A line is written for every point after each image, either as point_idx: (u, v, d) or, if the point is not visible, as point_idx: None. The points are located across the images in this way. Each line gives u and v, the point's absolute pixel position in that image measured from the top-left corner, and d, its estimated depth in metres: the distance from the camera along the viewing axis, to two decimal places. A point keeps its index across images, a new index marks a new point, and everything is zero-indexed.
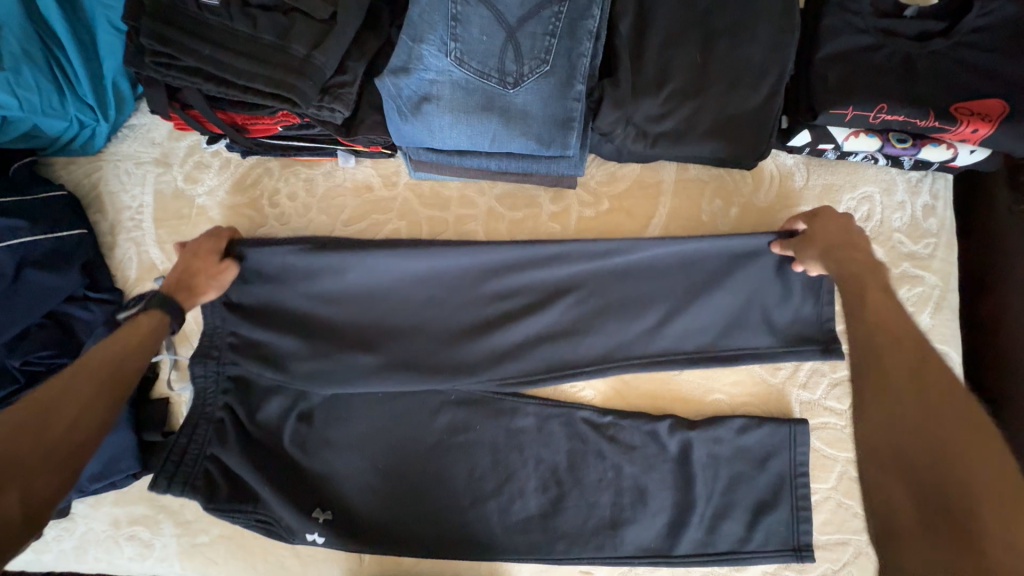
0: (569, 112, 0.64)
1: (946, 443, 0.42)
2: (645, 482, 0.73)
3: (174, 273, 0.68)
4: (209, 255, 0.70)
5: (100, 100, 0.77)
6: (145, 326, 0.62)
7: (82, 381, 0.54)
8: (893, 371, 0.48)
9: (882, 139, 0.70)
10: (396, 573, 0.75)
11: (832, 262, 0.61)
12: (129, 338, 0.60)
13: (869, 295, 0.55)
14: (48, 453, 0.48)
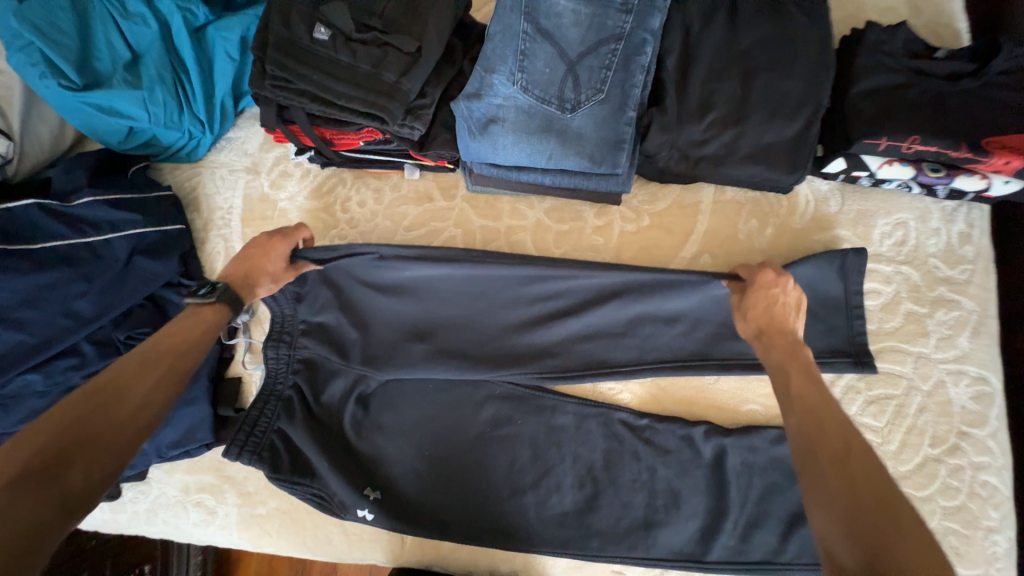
0: (620, 135, 0.71)
1: (886, 528, 0.42)
2: (679, 486, 0.76)
3: (240, 269, 0.72)
4: (278, 257, 0.76)
5: (210, 116, 0.90)
6: (209, 315, 0.65)
7: (147, 362, 0.57)
8: (835, 449, 0.50)
9: (916, 169, 0.75)
10: (436, 556, 0.80)
11: (762, 340, 0.64)
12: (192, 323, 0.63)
13: (793, 375, 0.58)
14: (114, 431, 0.51)
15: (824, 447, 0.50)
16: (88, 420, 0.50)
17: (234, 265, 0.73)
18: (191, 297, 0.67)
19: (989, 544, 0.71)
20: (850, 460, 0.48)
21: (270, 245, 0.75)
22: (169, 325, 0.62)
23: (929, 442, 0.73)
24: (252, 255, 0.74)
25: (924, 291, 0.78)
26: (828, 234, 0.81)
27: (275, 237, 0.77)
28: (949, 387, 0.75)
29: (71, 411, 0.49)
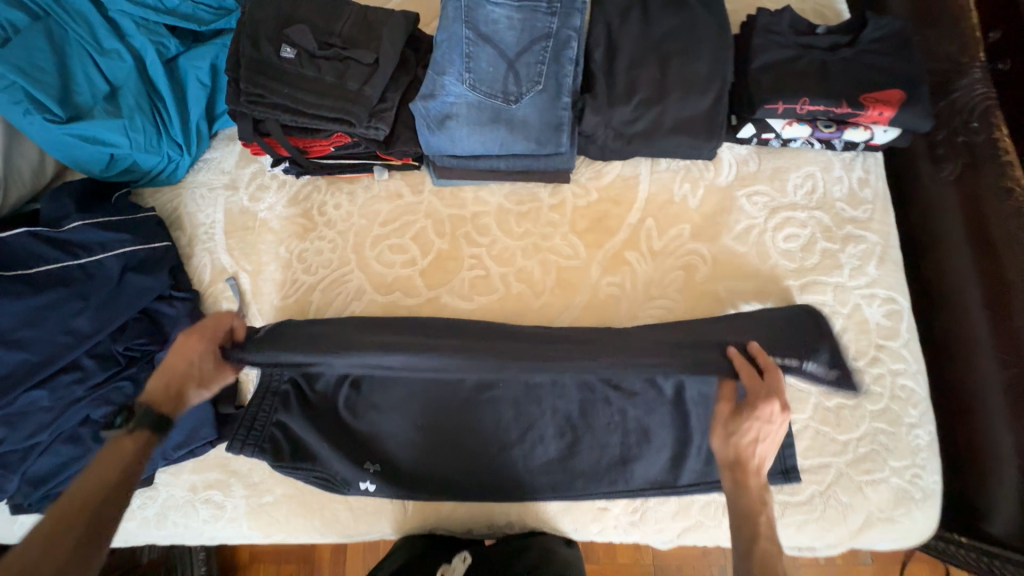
0: (559, 119, 0.82)
1: None
2: (647, 422, 0.85)
3: (160, 383, 0.73)
4: (204, 363, 0.76)
5: (186, 139, 0.97)
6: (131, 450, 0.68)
7: (76, 509, 0.62)
8: None
9: (812, 127, 0.88)
10: (437, 518, 0.86)
11: (730, 480, 0.72)
12: (114, 461, 0.67)
13: (759, 526, 0.68)
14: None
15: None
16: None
17: (156, 380, 0.73)
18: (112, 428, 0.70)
19: (913, 438, 0.82)
20: None
21: (187, 346, 0.75)
22: (94, 462, 0.66)
23: (853, 357, 0.85)
24: (173, 364, 0.74)
25: (834, 231, 0.91)
26: (749, 190, 0.93)
27: (196, 338, 0.76)
28: (864, 309, 0.87)
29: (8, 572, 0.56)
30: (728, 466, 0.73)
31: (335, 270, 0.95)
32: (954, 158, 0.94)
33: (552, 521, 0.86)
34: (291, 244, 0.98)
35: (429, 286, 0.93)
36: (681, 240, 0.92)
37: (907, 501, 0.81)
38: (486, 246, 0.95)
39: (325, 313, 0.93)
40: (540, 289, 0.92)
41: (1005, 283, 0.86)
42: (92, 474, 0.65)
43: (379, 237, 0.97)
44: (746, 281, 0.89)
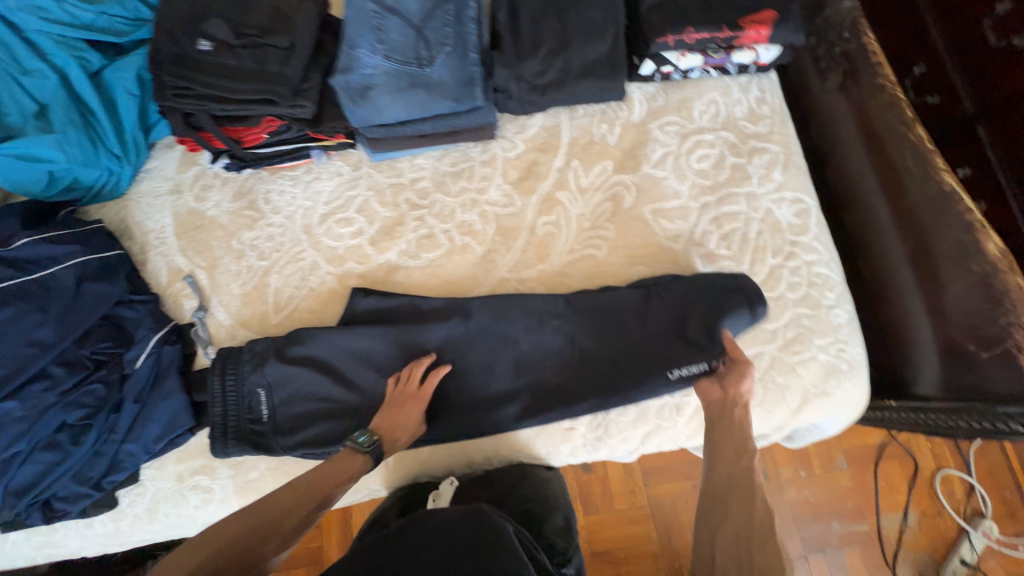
0: (470, 74, 0.88)
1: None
2: (591, 341, 0.92)
3: (383, 423, 0.84)
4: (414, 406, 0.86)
5: (124, 149, 1.01)
6: (354, 469, 0.80)
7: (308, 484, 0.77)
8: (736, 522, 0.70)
9: (703, 55, 0.98)
10: (418, 464, 0.93)
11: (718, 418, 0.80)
12: (343, 470, 0.79)
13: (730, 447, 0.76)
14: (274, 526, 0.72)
15: (754, 522, 0.69)
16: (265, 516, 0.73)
17: (382, 420, 0.85)
18: (351, 441, 0.82)
19: (833, 317, 0.91)
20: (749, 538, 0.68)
21: (405, 396, 0.86)
22: (327, 464, 0.80)
23: (771, 254, 0.94)
24: (393, 414, 0.85)
25: (740, 146, 1.00)
26: (661, 122, 1.02)
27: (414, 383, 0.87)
28: (776, 211, 0.96)
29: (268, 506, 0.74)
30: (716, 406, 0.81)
31: (288, 251, 1.01)
32: (835, 68, 1.06)
33: (526, 448, 0.93)
34: (242, 236, 1.03)
35: (379, 253, 1.00)
36: (606, 175, 1.00)
37: (837, 373, 0.90)
38: (428, 208, 1.02)
39: (285, 293, 0.99)
40: (482, 239, 0.99)
41: (894, 168, 0.96)
42: (325, 467, 0.79)
43: (325, 216, 1.03)
44: (668, 203, 0.97)
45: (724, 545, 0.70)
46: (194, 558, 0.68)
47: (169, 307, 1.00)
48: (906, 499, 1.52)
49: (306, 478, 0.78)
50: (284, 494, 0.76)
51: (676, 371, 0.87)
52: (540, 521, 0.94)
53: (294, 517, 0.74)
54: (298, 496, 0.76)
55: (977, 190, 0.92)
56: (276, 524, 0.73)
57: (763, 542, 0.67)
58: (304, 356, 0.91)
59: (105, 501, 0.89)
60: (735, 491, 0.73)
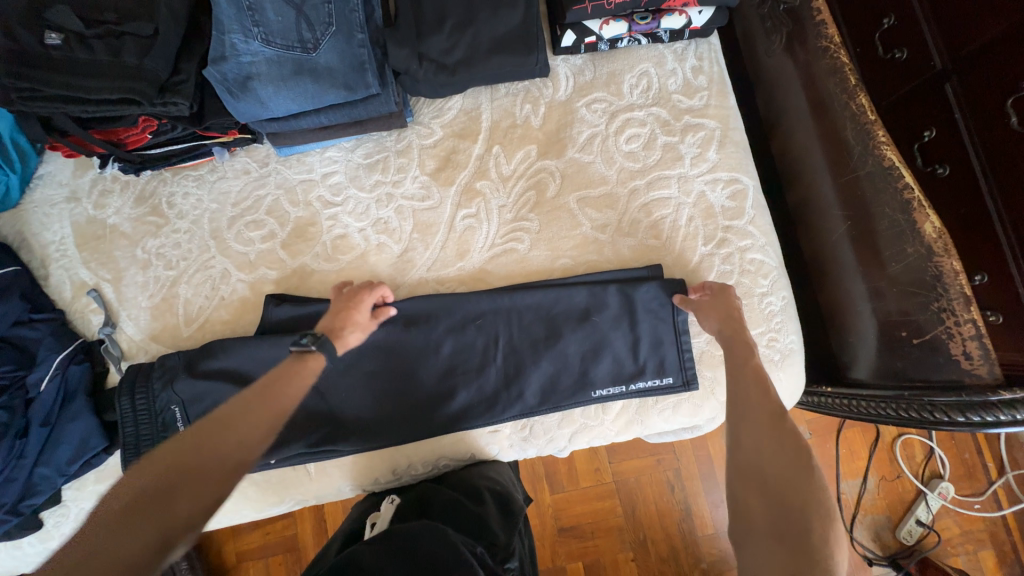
0: (360, 57, 0.79)
1: (777, 468, 0.62)
2: (516, 345, 0.88)
3: (330, 316, 0.82)
4: (362, 307, 0.84)
5: (6, 157, 0.93)
6: (308, 369, 0.76)
7: (260, 393, 0.72)
8: (752, 408, 0.68)
9: (628, 22, 0.88)
10: (344, 474, 0.91)
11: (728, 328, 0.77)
12: (294, 372, 0.76)
13: (744, 352, 0.74)
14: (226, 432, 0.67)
15: (769, 413, 0.67)
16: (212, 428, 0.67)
17: (326, 317, 0.82)
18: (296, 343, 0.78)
19: (765, 305, 0.87)
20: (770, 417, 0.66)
21: (349, 300, 0.84)
22: (278, 370, 0.76)
23: (702, 242, 0.88)
24: (338, 312, 0.83)
25: (673, 124, 0.92)
26: (588, 99, 0.93)
27: (364, 291, 0.86)
28: (709, 195, 0.89)
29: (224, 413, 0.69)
30: (723, 323, 0.78)
31: (197, 258, 0.96)
32: (780, 29, 0.96)
33: (450, 453, 0.91)
34: (147, 244, 0.97)
35: (292, 257, 0.95)
36: (529, 162, 0.93)
37: (767, 364, 0.87)
38: (341, 205, 0.96)
39: (195, 303, 0.94)
40: (399, 237, 0.93)
41: (837, 139, 0.88)
42: (275, 378, 0.75)
43: (233, 218, 0.96)
44: (594, 191, 0.91)
45: (748, 439, 0.66)
46: (116, 522, 0.58)
47: (78, 323, 0.96)
48: (866, 465, 1.52)
49: (239, 398, 0.71)
50: (226, 412, 0.69)
51: (598, 391, 0.86)
52: (483, 521, 0.82)
53: (236, 437, 0.66)
54: (239, 414, 0.69)
55: (948, 152, 0.76)
56: (216, 445, 0.66)
57: (781, 426, 0.65)
58: (217, 370, 0.87)
59: (28, 523, 0.88)
60: (747, 387, 0.70)
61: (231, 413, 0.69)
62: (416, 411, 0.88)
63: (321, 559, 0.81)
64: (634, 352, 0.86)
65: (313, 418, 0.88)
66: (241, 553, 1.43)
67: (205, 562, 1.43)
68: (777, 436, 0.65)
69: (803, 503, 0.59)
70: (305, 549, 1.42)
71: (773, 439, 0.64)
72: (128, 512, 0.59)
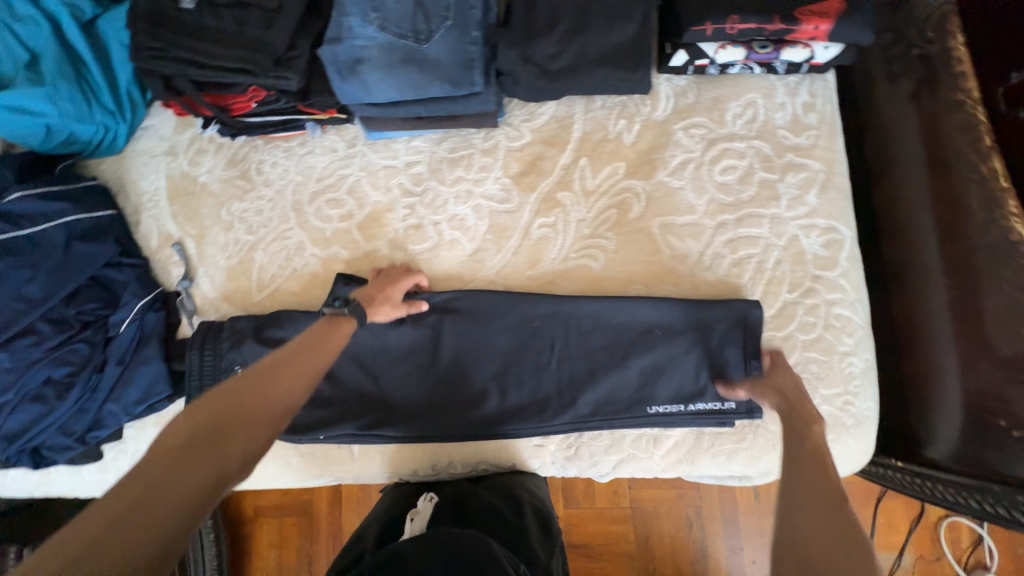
0: (469, 54, 0.79)
1: (826, 548, 0.51)
2: (574, 356, 0.86)
3: (365, 292, 0.85)
4: (393, 287, 0.86)
5: (118, 106, 0.99)
6: (346, 329, 0.78)
7: (308, 342, 0.72)
8: (806, 472, 0.59)
9: (747, 49, 0.83)
10: (382, 459, 0.92)
11: (787, 403, 0.71)
12: (332, 330, 0.76)
13: (807, 423, 0.66)
14: (283, 375, 0.66)
15: (826, 486, 0.57)
16: (261, 371, 0.65)
17: (362, 290, 0.86)
18: (330, 309, 0.81)
19: (846, 366, 0.82)
20: (827, 491, 0.56)
21: (385, 279, 0.88)
22: (317, 327, 0.75)
23: (787, 288, 0.84)
24: (373, 290, 0.86)
25: (774, 160, 0.87)
26: (686, 123, 0.90)
27: (399, 275, 0.89)
28: (802, 240, 0.85)
29: (272, 360, 0.67)
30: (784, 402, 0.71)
31: (276, 228, 0.98)
32: (908, 74, 0.90)
33: (490, 458, 0.91)
34: (232, 206, 1.00)
35: (366, 240, 0.96)
36: (615, 179, 0.91)
37: (838, 428, 0.82)
38: (420, 195, 0.96)
39: (269, 270, 0.97)
40: (473, 236, 0.93)
41: (954, 202, 0.81)
42: (314, 332, 0.74)
43: (315, 193, 0.99)
44: (680, 218, 0.87)
45: (797, 506, 0.55)
46: (173, 459, 0.54)
47: (159, 272, 1.01)
48: (903, 540, 1.43)
49: (282, 351, 0.69)
50: (275, 361, 0.67)
51: (656, 408, 0.83)
52: (522, 534, 0.82)
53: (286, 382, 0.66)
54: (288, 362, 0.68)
55: None
56: (273, 386, 0.64)
57: (835, 502, 0.55)
58: (280, 338, 0.89)
59: (91, 452, 0.94)
60: (803, 454, 0.61)
61: (284, 358, 0.68)
62: (465, 406, 0.87)
63: (357, 546, 0.82)
64: (699, 381, 0.83)
65: (365, 399, 0.89)
66: (260, 509, 1.49)
67: (228, 513, 1.49)
68: (832, 512, 0.54)
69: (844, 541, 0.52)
70: (317, 517, 1.45)
71: (819, 478, 0.58)
72: (184, 447, 0.55)
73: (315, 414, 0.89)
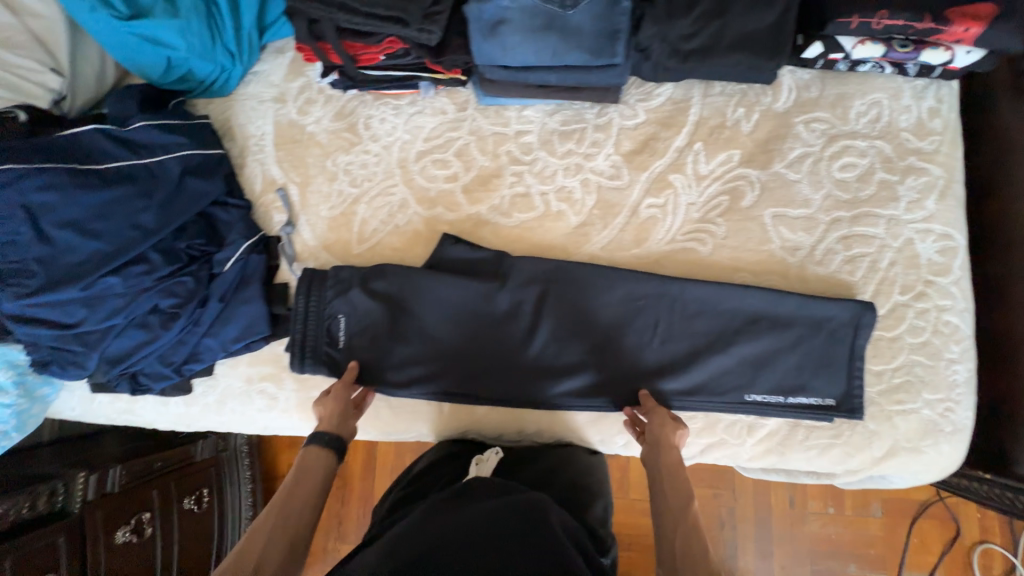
0: (616, 25, 0.79)
1: None
2: (671, 338, 0.88)
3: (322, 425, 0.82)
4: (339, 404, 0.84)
5: (239, 48, 1.00)
6: (320, 455, 0.79)
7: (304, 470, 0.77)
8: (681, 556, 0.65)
9: (886, 46, 0.83)
10: (470, 420, 0.93)
11: (655, 454, 0.78)
12: (314, 461, 0.78)
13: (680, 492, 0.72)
14: (290, 515, 0.72)
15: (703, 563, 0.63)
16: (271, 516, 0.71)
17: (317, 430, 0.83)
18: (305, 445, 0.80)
19: (951, 373, 0.82)
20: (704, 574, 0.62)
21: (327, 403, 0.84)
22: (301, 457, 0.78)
23: (899, 290, 0.84)
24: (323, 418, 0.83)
25: (895, 162, 0.87)
26: (808, 117, 0.90)
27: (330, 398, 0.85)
28: (917, 244, 0.84)
29: (280, 501, 0.73)
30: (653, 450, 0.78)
31: (380, 183, 0.99)
32: None
33: (580, 430, 0.92)
34: (338, 158, 1.01)
35: (471, 203, 0.96)
36: (730, 166, 0.91)
37: (936, 433, 0.81)
38: (529, 164, 0.96)
39: (370, 224, 0.98)
40: (579, 209, 0.94)
41: None
42: (306, 458, 0.78)
43: (422, 153, 0.99)
44: (794, 211, 0.87)
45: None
46: None
47: (259, 216, 1.01)
48: (935, 561, 1.32)
49: (280, 490, 0.74)
50: (283, 497, 0.73)
51: (755, 397, 0.84)
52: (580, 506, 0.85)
53: (284, 546, 0.69)
54: (279, 526, 0.70)
55: None
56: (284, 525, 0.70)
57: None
58: (385, 293, 0.92)
59: (182, 385, 0.95)
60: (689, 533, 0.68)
61: (285, 493, 0.74)
62: (560, 377, 0.89)
63: (418, 480, 0.88)
64: (802, 375, 0.84)
65: (462, 359, 0.91)
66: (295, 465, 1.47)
67: (264, 464, 1.47)
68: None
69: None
70: (351, 479, 1.46)
71: (682, 547, 0.66)
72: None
73: (410, 371, 0.91)
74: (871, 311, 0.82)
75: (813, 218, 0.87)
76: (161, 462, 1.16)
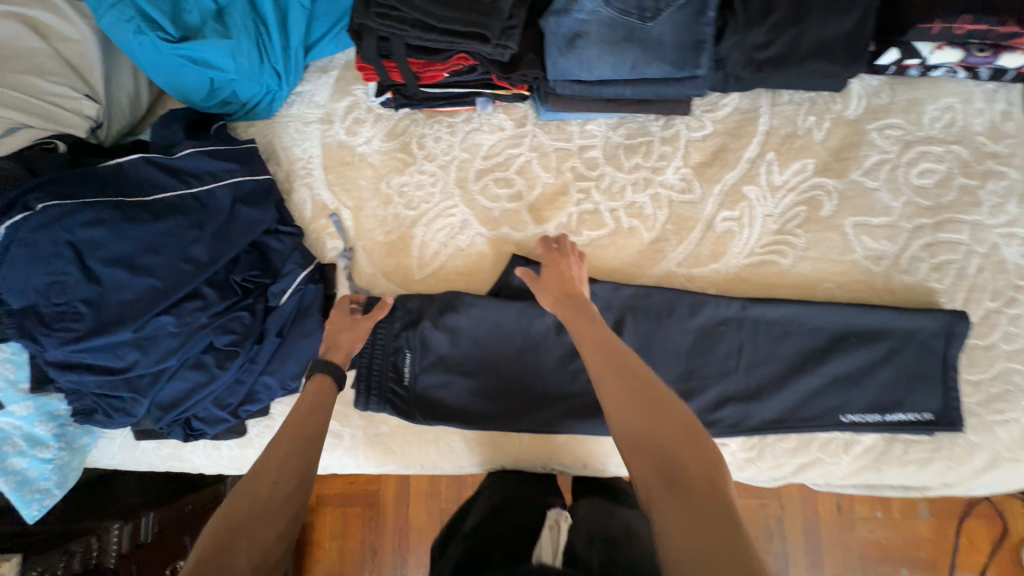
0: (700, 35, 0.80)
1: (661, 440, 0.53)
2: (756, 359, 0.84)
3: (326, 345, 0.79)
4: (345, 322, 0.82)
5: (286, 69, 0.95)
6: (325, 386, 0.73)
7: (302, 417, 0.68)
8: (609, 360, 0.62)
9: (964, 51, 0.84)
10: (551, 449, 0.88)
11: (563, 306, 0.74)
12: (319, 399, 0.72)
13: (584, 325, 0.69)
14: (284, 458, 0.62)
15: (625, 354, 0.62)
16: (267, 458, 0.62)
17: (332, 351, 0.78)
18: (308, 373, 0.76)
19: None
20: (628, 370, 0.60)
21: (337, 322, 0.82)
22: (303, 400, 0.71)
23: (989, 297, 0.82)
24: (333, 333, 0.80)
25: (974, 166, 0.86)
26: (881, 124, 0.88)
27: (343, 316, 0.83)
28: (1003, 249, 0.83)
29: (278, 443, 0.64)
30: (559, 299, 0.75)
31: (438, 203, 0.95)
32: None
33: None
34: (392, 179, 0.96)
35: (537, 222, 0.93)
36: (804, 175, 0.89)
37: None
38: (595, 180, 0.93)
39: (431, 247, 0.93)
40: (652, 225, 0.90)
41: None
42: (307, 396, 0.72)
43: (482, 171, 0.95)
44: (875, 219, 0.86)
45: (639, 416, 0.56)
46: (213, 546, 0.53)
47: (310, 243, 0.96)
48: (983, 561, 1.26)
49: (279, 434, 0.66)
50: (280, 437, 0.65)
51: (849, 416, 0.82)
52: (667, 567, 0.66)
53: (282, 500, 0.59)
54: (266, 469, 0.61)
55: None
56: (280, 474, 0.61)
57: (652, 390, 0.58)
58: (449, 326, 0.87)
59: (237, 428, 0.88)
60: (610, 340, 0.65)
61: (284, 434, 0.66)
62: None
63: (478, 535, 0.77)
64: (897, 389, 0.81)
65: (541, 387, 0.86)
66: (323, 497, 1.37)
67: None
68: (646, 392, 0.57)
69: (699, 488, 0.50)
70: (383, 508, 1.34)
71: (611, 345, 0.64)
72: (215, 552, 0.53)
73: (480, 408, 0.86)
74: (964, 322, 0.80)
75: (894, 225, 0.85)
76: (192, 505, 1.04)
